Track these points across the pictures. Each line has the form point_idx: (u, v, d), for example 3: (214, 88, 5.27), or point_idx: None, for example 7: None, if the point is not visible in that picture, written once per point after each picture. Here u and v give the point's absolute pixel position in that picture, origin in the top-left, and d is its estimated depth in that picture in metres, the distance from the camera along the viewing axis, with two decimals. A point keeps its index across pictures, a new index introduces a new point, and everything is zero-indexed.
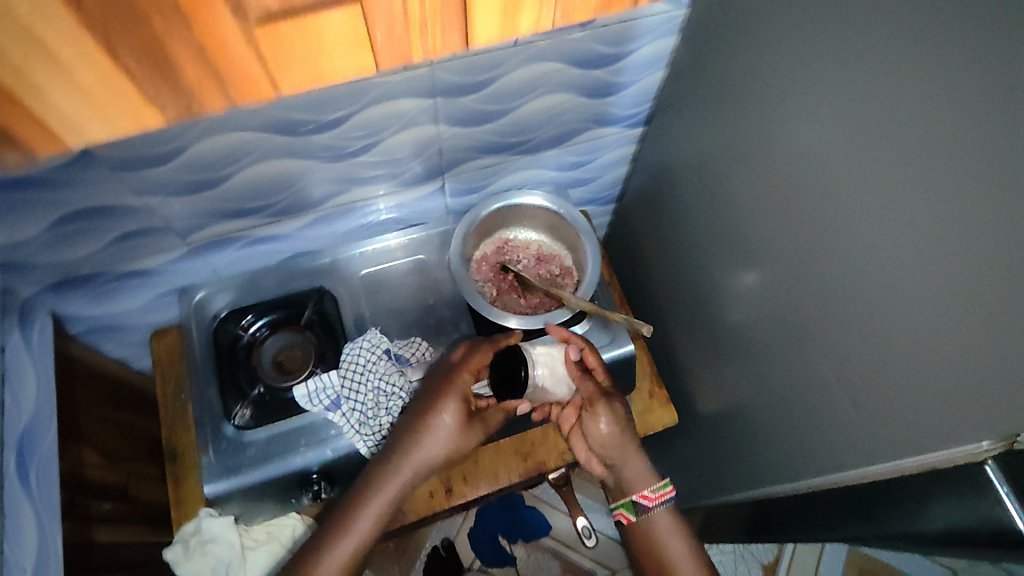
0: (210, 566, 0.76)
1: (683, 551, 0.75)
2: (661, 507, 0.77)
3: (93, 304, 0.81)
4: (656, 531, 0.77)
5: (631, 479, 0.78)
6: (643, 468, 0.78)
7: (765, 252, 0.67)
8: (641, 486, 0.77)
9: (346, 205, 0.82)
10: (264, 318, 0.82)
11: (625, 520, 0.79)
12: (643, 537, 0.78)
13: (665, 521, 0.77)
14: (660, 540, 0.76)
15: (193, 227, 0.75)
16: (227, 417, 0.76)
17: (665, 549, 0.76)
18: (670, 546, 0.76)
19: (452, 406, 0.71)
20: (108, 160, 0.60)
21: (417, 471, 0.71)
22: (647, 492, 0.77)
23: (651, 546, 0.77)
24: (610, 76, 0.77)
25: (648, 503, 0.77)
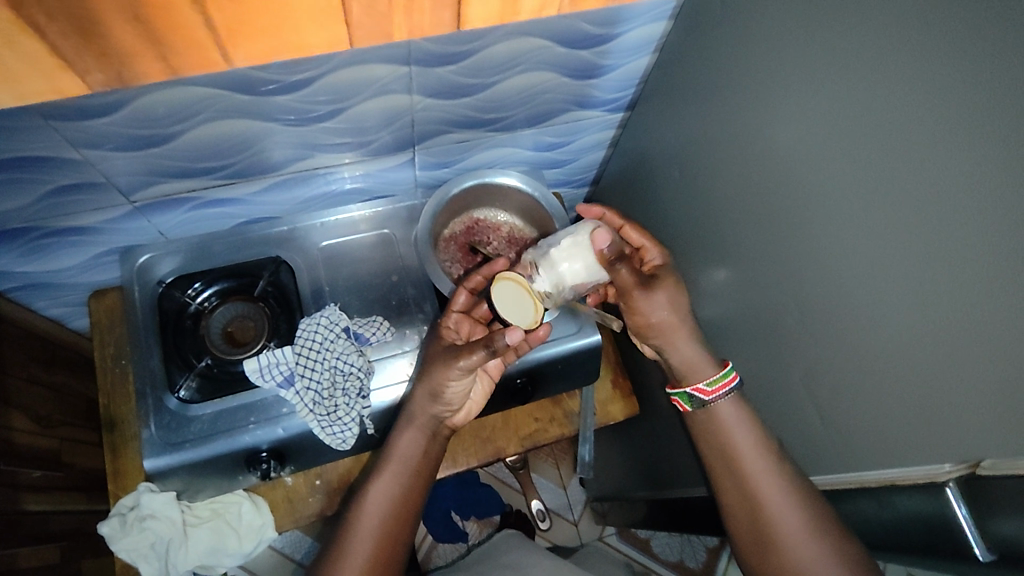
0: (149, 542, 0.72)
1: (753, 445, 0.64)
2: (725, 398, 0.66)
3: (24, 261, 0.74)
4: (717, 426, 0.66)
5: (682, 368, 0.69)
6: (699, 355, 0.68)
7: (736, 252, 0.66)
8: (697, 376, 0.68)
9: (308, 171, 0.77)
10: (213, 287, 0.77)
11: (682, 408, 0.70)
12: (704, 428, 0.67)
13: (731, 412, 0.65)
14: (722, 431, 0.65)
15: (139, 185, 0.69)
16: (170, 389, 0.72)
17: (730, 444, 0.65)
18: (736, 440, 0.64)
19: (441, 352, 0.69)
20: (41, 107, 0.54)
21: (427, 422, 0.71)
22: (700, 385, 0.66)
23: (716, 442, 0.66)
24: (596, 58, 0.73)
25: (705, 396, 0.66)
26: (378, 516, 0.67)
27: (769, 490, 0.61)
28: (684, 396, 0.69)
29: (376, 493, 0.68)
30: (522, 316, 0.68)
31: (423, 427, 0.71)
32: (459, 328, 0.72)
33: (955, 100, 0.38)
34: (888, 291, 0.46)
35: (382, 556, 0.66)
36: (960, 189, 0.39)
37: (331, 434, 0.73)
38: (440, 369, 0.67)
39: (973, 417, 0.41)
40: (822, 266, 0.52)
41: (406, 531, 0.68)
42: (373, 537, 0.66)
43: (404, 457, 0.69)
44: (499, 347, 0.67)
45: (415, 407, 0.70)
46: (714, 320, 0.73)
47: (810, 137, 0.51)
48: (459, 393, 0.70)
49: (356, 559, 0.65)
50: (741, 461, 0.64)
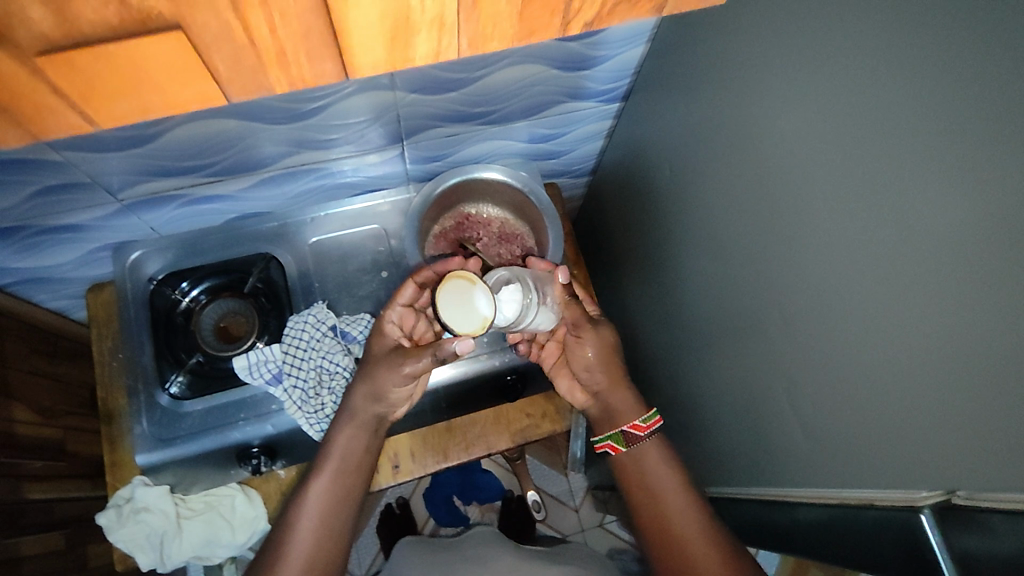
0: (143, 534, 0.74)
1: (673, 484, 0.66)
2: (650, 439, 0.68)
3: (18, 257, 0.76)
4: (644, 472, 0.67)
5: (616, 408, 0.71)
6: (629, 399, 0.71)
7: (724, 253, 0.64)
8: (625, 418, 0.70)
9: (297, 167, 0.77)
10: (202, 284, 0.77)
11: (613, 452, 0.69)
12: (632, 476, 0.67)
13: (653, 456, 0.67)
14: (647, 478, 0.66)
15: (126, 184, 0.69)
16: (161, 385, 0.73)
17: (658, 496, 0.65)
18: (661, 487, 0.66)
19: (387, 359, 0.68)
20: None
21: (371, 423, 0.70)
22: (636, 422, 0.68)
23: (643, 495, 0.66)
24: (587, 50, 0.71)
25: (640, 432, 0.68)
26: (319, 517, 0.66)
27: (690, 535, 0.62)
28: (615, 437, 0.69)
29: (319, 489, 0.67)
30: (468, 322, 0.59)
31: (369, 423, 0.70)
32: (401, 323, 0.73)
33: (948, 108, 0.36)
34: (874, 304, 0.44)
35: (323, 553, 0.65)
36: (953, 204, 0.36)
37: (319, 431, 0.74)
38: (385, 371, 0.66)
39: (956, 443, 0.39)
40: (810, 273, 0.50)
41: (346, 534, 0.67)
42: (313, 540, 0.65)
43: (347, 456, 0.69)
44: (444, 354, 0.64)
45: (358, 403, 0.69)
46: (705, 321, 0.71)
47: (800, 140, 0.49)
48: (402, 395, 0.69)
49: (295, 565, 0.63)
50: (666, 510, 0.64)
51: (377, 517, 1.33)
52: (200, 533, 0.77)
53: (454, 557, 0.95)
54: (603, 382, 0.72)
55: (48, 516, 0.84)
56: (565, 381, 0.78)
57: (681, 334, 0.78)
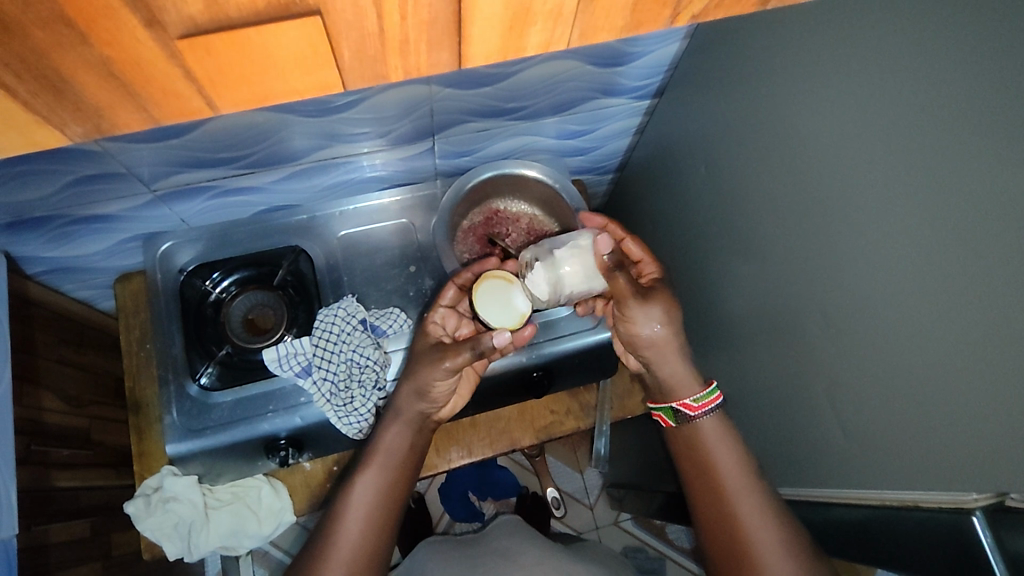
0: (173, 523, 0.74)
1: (733, 464, 0.65)
2: (709, 416, 0.68)
3: (50, 246, 0.76)
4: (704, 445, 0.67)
5: (670, 381, 0.69)
6: (686, 373, 0.69)
7: (759, 252, 0.64)
8: (681, 392, 0.69)
9: (327, 160, 0.77)
10: (231, 276, 0.77)
11: (664, 423, 0.71)
12: (691, 453, 0.68)
13: (713, 430, 0.67)
14: (710, 454, 0.66)
15: (160, 174, 0.70)
16: (190, 376, 0.73)
17: (716, 475, 0.66)
18: (719, 458, 0.66)
19: (429, 356, 0.69)
20: None
21: (414, 420, 0.71)
22: (687, 401, 0.68)
23: (703, 468, 0.67)
24: (621, 47, 0.71)
25: (690, 412, 0.68)
26: (364, 508, 0.67)
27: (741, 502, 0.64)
28: (668, 412, 0.70)
29: (365, 486, 0.67)
30: (506, 317, 0.69)
31: (411, 420, 0.71)
32: (444, 323, 0.73)
33: (1006, 108, 0.36)
34: (919, 306, 0.43)
35: (368, 548, 0.66)
36: (1009, 205, 0.36)
37: (346, 425, 0.74)
38: (426, 369, 0.68)
39: (1005, 446, 0.39)
40: (851, 274, 0.50)
41: (391, 526, 0.68)
42: (359, 530, 0.66)
43: (391, 452, 0.69)
44: (484, 348, 0.67)
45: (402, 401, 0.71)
46: (735, 321, 0.71)
47: (844, 140, 0.49)
48: (444, 392, 0.71)
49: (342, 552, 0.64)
50: (720, 480, 0.65)
51: None
52: (227, 523, 0.77)
53: (476, 552, 0.95)
54: (653, 356, 0.69)
55: (76, 504, 0.85)
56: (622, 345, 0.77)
57: (709, 333, 0.78)
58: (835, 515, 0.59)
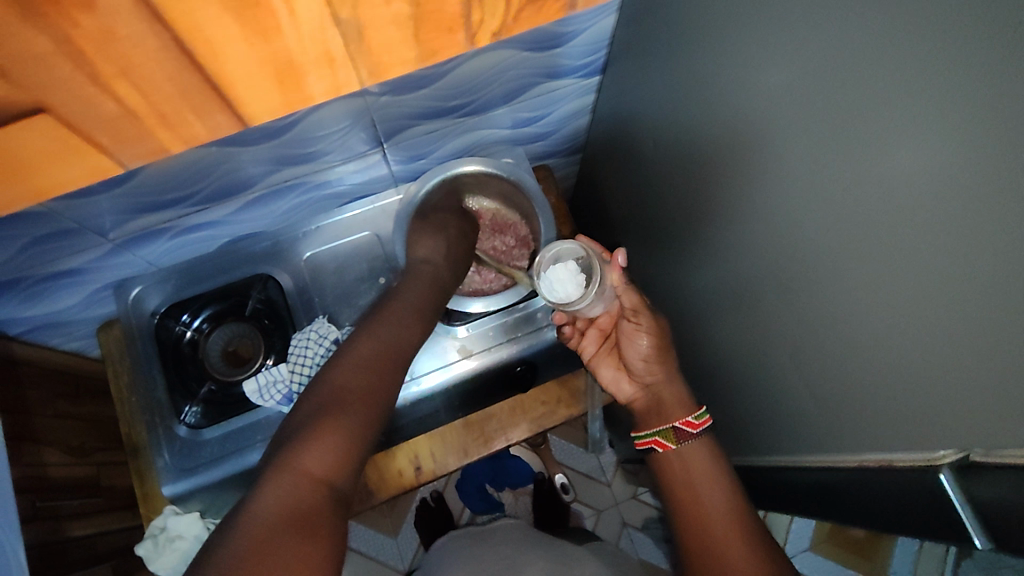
0: (181, 560, 0.75)
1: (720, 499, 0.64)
2: (703, 438, 0.67)
3: (24, 308, 0.77)
4: (698, 471, 0.66)
5: (667, 401, 0.69)
6: (679, 396, 0.69)
7: (718, 220, 0.62)
8: (675, 414, 0.68)
9: (280, 185, 0.76)
10: (204, 312, 0.78)
11: (659, 448, 0.68)
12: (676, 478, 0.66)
13: (703, 459, 0.66)
14: (696, 483, 0.65)
15: (114, 223, 0.70)
16: (177, 416, 0.74)
17: (696, 499, 0.65)
18: (705, 490, 0.65)
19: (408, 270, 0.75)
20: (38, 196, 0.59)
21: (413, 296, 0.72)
22: (688, 419, 0.67)
23: (686, 496, 0.65)
24: (557, 29, 0.68)
25: (692, 428, 0.67)
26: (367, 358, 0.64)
27: (727, 519, 0.62)
28: (666, 432, 0.67)
29: (344, 409, 0.58)
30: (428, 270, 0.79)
31: (391, 353, 0.66)
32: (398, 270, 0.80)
33: (933, 55, 0.33)
34: (870, 266, 0.42)
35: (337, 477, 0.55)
36: (945, 155, 0.34)
37: None
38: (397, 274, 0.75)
39: (964, 405, 0.38)
40: (805, 235, 0.48)
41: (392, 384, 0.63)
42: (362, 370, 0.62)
43: (377, 356, 0.64)
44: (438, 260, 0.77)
45: (379, 341, 0.65)
46: (708, 294, 0.69)
47: (782, 102, 0.47)
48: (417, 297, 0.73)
49: (350, 385, 0.61)
50: (704, 510, 0.64)
51: (413, 513, 1.37)
52: None
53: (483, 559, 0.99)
54: (660, 372, 0.70)
55: (94, 550, 0.87)
56: (611, 370, 0.76)
57: (687, 306, 0.77)
58: (819, 479, 0.58)
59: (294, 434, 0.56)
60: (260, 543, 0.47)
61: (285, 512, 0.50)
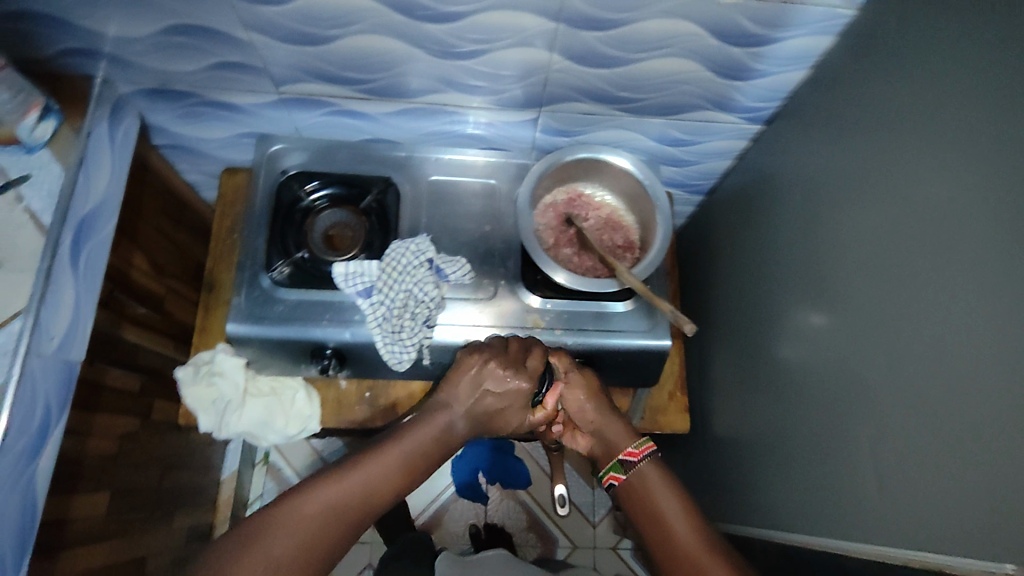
0: (213, 397, 0.82)
1: (677, 512, 0.67)
2: (648, 462, 0.71)
3: (182, 121, 0.86)
4: (647, 490, 0.69)
5: (612, 441, 0.73)
6: (621, 431, 0.74)
7: (835, 291, 0.63)
8: (620, 447, 0.73)
9: (436, 106, 0.81)
10: (327, 190, 0.82)
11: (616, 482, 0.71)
12: (630, 492, 0.70)
13: (656, 479, 0.70)
14: (650, 495, 0.68)
15: (288, 78, 0.75)
16: (266, 268, 0.78)
17: (663, 511, 0.67)
18: (664, 501, 0.68)
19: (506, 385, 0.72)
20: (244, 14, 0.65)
21: (438, 436, 0.70)
22: (630, 449, 0.71)
23: (647, 512, 0.68)
24: (748, 60, 0.71)
25: (634, 457, 0.71)
26: (402, 455, 0.67)
27: (689, 527, 0.66)
28: (616, 467, 0.71)
29: (347, 479, 0.63)
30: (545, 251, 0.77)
31: (428, 442, 0.69)
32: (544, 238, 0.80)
33: None
34: (1012, 363, 0.42)
35: (315, 534, 0.60)
36: None
37: (390, 352, 0.76)
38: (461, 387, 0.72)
39: None
40: (946, 322, 0.48)
41: (407, 488, 0.67)
42: (387, 466, 0.66)
43: (410, 457, 0.67)
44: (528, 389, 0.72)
45: (418, 429, 0.69)
46: (801, 363, 0.69)
47: (957, 190, 0.48)
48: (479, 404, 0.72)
49: (347, 485, 0.63)
50: (675, 527, 0.66)
51: None
52: (259, 413, 0.84)
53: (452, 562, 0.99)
54: (600, 419, 0.74)
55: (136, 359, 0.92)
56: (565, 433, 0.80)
57: (771, 370, 0.77)
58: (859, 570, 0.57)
59: (278, 502, 0.61)
60: (243, 551, 0.57)
61: (282, 542, 0.58)
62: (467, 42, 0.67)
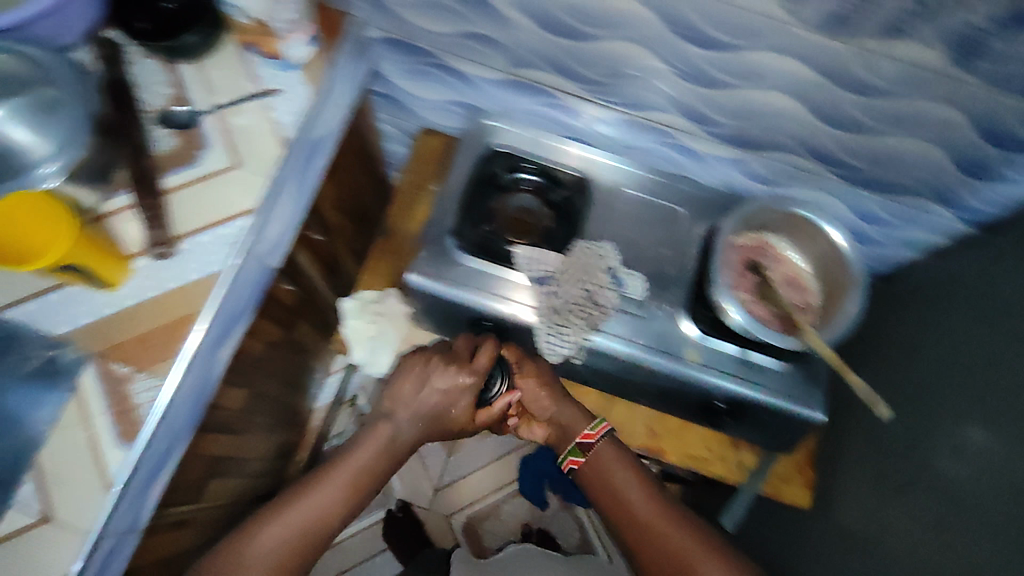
0: (371, 331, 0.89)
1: (644, 500, 0.73)
2: (605, 441, 0.78)
3: (407, 75, 0.90)
4: (604, 466, 0.76)
5: (565, 420, 0.81)
6: (578, 415, 0.81)
7: (1009, 415, 0.59)
8: (580, 427, 0.80)
9: (650, 123, 0.81)
10: (529, 175, 0.84)
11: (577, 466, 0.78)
12: (593, 471, 0.77)
13: (611, 454, 0.77)
14: (611, 472, 0.76)
15: (524, 62, 0.78)
16: (452, 232, 0.81)
17: (636, 504, 0.73)
18: (629, 488, 0.74)
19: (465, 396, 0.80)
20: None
21: (382, 443, 0.77)
22: (587, 431, 0.79)
23: (623, 503, 0.74)
24: (997, 160, 0.68)
25: (592, 437, 0.79)
26: (353, 467, 0.74)
27: (643, 495, 0.73)
28: (576, 451, 0.78)
29: (304, 500, 0.70)
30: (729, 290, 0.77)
31: (373, 454, 0.76)
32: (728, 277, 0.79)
33: None
34: None
35: (277, 560, 0.66)
36: None
37: (546, 341, 0.80)
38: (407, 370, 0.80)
39: None
40: None
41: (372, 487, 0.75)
42: (312, 516, 0.69)
43: (365, 470, 0.74)
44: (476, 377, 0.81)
45: (364, 443, 0.76)
46: (947, 478, 0.65)
47: None
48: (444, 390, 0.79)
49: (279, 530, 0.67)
50: (667, 544, 0.69)
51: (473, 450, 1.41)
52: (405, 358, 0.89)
53: None
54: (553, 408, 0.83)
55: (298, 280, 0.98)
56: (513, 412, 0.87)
57: (904, 475, 0.72)
58: None
59: (228, 545, 0.66)
60: None
61: (254, 565, 0.65)
62: (717, 73, 0.68)
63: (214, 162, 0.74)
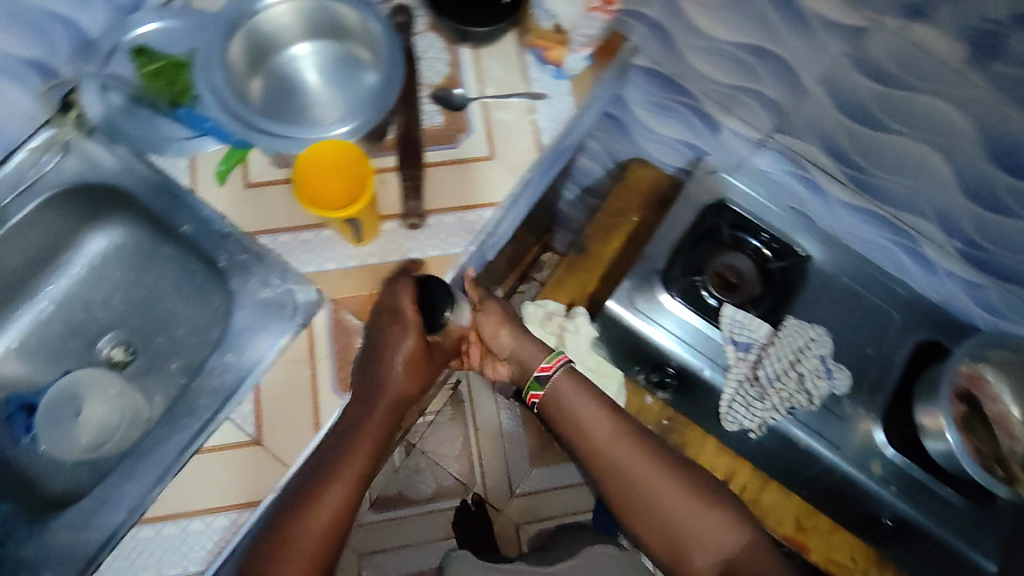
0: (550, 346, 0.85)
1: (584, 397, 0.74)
2: (562, 372, 0.74)
3: (650, 107, 0.91)
4: (566, 397, 0.74)
5: (570, 405, 0.74)
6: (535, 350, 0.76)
7: None
8: (535, 363, 0.75)
9: (894, 221, 0.80)
10: (752, 238, 0.83)
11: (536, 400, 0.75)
12: (570, 426, 0.74)
13: (568, 385, 0.75)
14: (564, 398, 0.74)
15: (794, 130, 0.78)
16: (664, 273, 0.81)
17: (595, 434, 0.73)
18: (580, 410, 0.73)
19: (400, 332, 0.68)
20: (834, 72, 0.68)
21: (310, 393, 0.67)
22: (545, 364, 0.74)
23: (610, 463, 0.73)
24: None
25: (547, 370, 0.74)
26: (296, 415, 0.66)
27: (600, 416, 0.74)
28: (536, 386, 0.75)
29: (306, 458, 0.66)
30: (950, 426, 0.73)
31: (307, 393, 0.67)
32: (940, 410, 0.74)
33: None
34: None
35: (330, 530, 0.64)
36: None
37: (733, 408, 0.80)
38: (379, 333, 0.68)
39: None
40: None
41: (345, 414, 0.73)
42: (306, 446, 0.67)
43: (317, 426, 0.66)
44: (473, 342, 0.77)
45: (288, 391, 0.66)
46: None
47: None
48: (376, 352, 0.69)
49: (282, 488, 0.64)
50: (632, 478, 0.73)
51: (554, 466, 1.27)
52: None
53: None
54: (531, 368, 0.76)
55: None
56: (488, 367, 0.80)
57: None
58: None
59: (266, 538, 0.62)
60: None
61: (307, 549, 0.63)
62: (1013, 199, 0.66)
63: (473, 149, 0.76)
